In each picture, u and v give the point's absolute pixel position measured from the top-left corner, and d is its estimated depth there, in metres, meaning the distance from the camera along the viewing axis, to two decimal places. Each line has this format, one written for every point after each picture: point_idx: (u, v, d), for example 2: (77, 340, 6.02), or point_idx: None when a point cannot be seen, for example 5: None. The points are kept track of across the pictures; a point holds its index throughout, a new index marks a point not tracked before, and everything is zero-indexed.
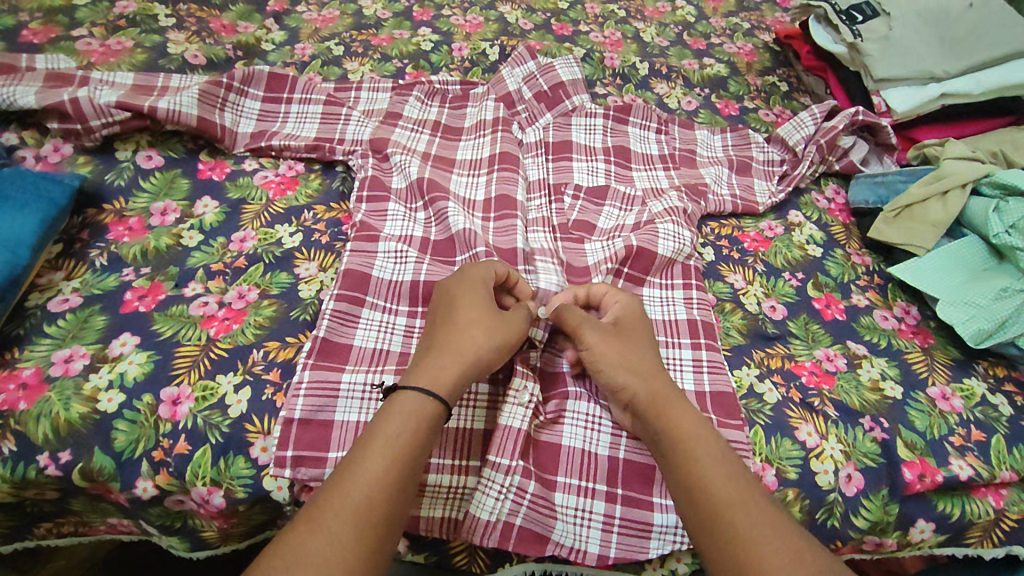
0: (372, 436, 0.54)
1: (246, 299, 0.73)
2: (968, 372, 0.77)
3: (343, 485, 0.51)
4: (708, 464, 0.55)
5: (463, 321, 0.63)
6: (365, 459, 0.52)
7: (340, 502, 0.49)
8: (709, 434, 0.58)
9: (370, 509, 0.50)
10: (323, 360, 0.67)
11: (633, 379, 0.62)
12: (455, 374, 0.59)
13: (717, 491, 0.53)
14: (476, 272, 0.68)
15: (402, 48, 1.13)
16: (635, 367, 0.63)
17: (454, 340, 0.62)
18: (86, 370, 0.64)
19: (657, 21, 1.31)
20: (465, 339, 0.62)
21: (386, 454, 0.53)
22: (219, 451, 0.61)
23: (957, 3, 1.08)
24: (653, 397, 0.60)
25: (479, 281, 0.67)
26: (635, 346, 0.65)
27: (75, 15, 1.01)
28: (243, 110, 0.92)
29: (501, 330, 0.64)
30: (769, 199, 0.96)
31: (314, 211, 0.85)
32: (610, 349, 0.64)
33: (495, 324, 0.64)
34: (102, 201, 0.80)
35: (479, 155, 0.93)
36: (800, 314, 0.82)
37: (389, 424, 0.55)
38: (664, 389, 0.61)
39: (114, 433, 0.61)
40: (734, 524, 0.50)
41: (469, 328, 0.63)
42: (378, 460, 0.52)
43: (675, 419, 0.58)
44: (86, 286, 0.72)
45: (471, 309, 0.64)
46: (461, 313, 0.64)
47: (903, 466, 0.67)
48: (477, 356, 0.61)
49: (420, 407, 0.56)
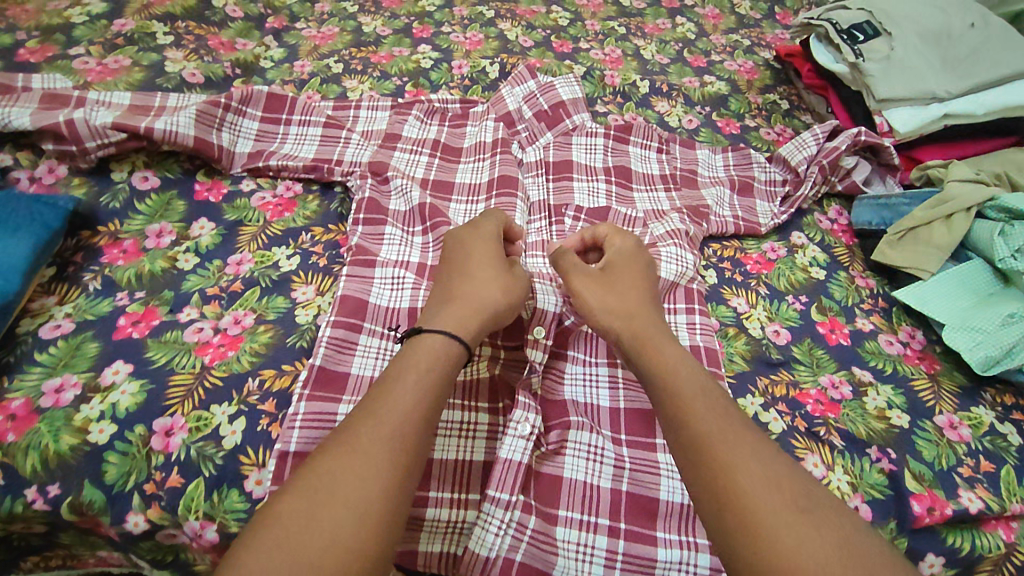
0: (396, 372, 0.55)
1: (241, 325, 0.72)
2: (975, 401, 0.76)
3: (374, 410, 0.52)
4: (698, 397, 0.56)
5: (479, 273, 0.66)
6: (390, 393, 0.53)
7: (370, 431, 0.51)
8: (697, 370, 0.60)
9: (400, 435, 0.51)
10: (319, 391, 0.65)
11: (618, 318, 0.65)
12: (474, 317, 0.61)
13: (703, 421, 0.54)
14: (486, 231, 0.71)
15: (401, 66, 1.13)
16: (619, 306, 0.66)
17: (470, 289, 0.64)
18: (77, 400, 0.62)
19: (657, 38, 1.31)
20: (480, 287, 0.64)
21: (413, 389, 0.54)
22: (212, 484, 0.60)
23: (959, 23, 1.08)
24: (638, 336, 0.63)
25: (490, 238, 0.70)
26: (620, 287, 0.68)
27: (72, 33, 1.00)
28: (240, 130, 0.91)
29: (514, 285, 0.67)
30: (772, 220, 0.95)
31: (312, 233, 0.84)
32: (595, 295, 0.67)
33: (507, 276, 0.67)
34: (97, 223, 0.79)
35: (479, 179, 0.92)
36: (804, 339, 0.81)
37: (411, 361, 0.56)
38: (649, 327, 0.64)
39: (105, 465, 0.60)
40: (720, 452, 0.52)
41: (485, 278, 0.65)
42: (404, 392, 0.54)
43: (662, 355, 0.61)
44: (78, 312, 0.70)
45: (485, 262, 0.67)
46: (475, 266, 0.67)
47: (911, 498, 0.66)
48: (491, 305, 0.63)
49: (440, 345, 0.58)
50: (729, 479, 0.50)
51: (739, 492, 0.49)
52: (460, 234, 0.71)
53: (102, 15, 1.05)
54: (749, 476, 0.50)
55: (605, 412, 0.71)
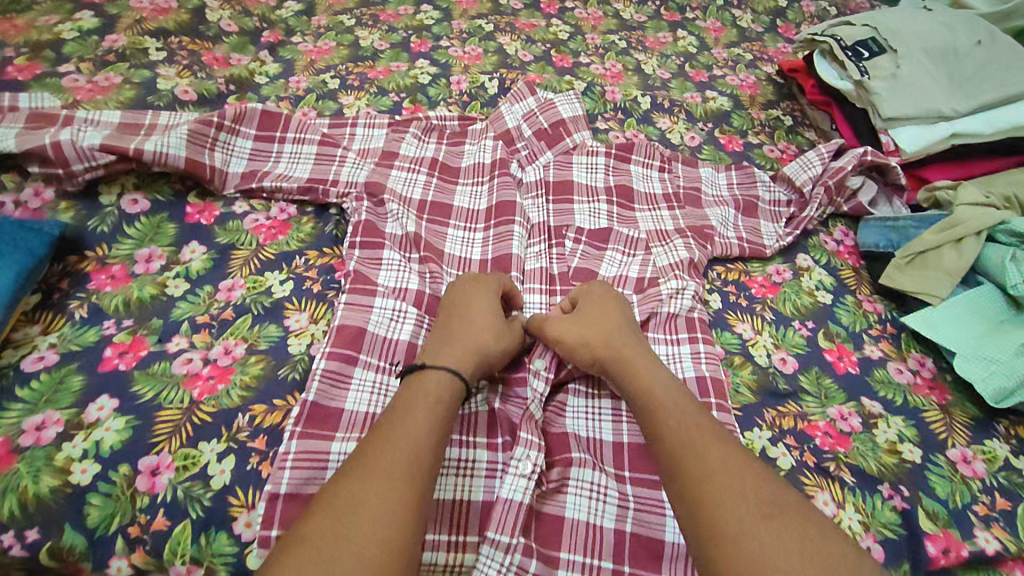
0: (405, 401, 0.58)
1: (232, 355, 0.69)
2: (988, 434, 0.74)
3: (391, 435, 0.54)
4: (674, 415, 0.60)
5: (480, 318, 0.68)
6: (404, 414, 0.56)
7: (387, 449, 0.53)
8: (677, 389, 0.63)
9: (417, 453, 0.53)
10: (312, 428, 0.63)
11: (597, 347, 0.68)
12: (471, 360, 0.64)
13: (680, 437, 0.57)
14: (486, 281, 0.74)
15: (399, 82, 1.10)
16: (594, 336, 0.69)
17: (470, 330, 0.67)
18: (60, 439, 0.60)
19: (658, 52, 1.29)
20: (480, 334, 0.67)
21: (424, 413, 0.57)
22: (199, 527, 0.58)
23: (965, 40, 1.06)
24: (618, 359, 0.67)
25: (491, 287, 0.72)
26: (594, 320, 0.71)
27: (62, 49, 0.98)
28: (233, 149, 0.89)
29: (508, 332, 0.70)
30: (777, 241, 0.93)
31: (306, 256, 0.81)
32: (572, 328, 0.70)
33: (503, 326, 0.70)
34: (84, 248, 0.76)
35: (476, 205, 0.90)
36: (811, 367, 0.79)
37: (417, 391, 0.59)
38: (626, 351, 0.67)
39: (88, 508, 0.57)
40: (695, 467, 0.55)
41: (484, 325, 0.68)
42: (415, 416, 0.56)
43: (643, 376, 0.64)
44: (63, 342, 0.68)
45: (485, 309, 0.69)
46: (477, 311, 0.69)
47: (926, 540, 0.64)
48: (488, 350, 0.67)
49: (443, 382, 0.60)
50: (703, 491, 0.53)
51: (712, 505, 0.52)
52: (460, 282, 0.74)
53: (92, 30, 1.03)
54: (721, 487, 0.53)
55: (609, 447, 0.69)
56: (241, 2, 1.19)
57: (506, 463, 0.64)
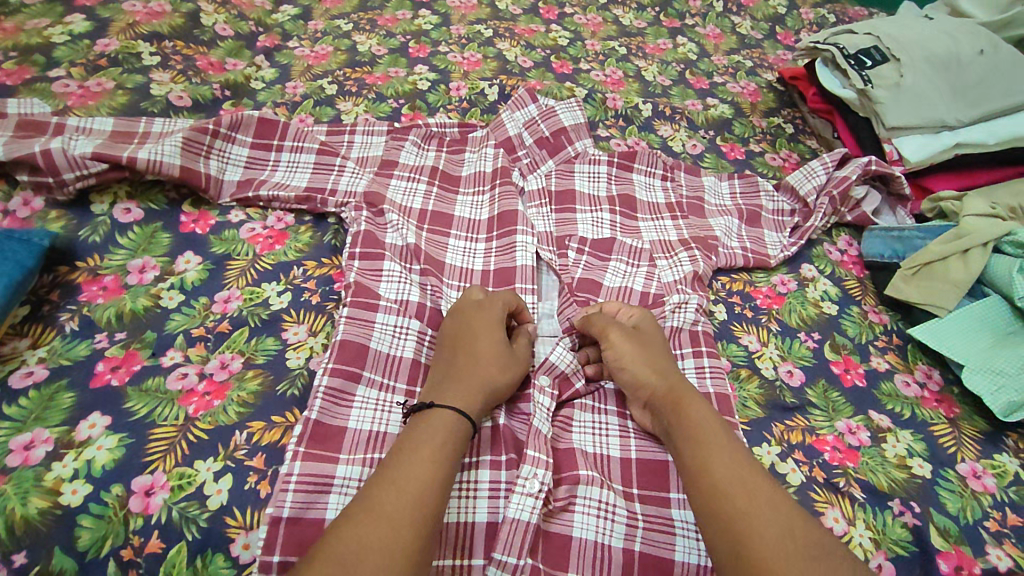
0: (412, 443, 0.56)
1: (229, 370, 0.68)
2: (998, 448, 0.74)
3: (391, 484, 0.52)
4: (723, 449, 0.57)
5: (484, 351, 0.66)
6: (408, 461, 0.54)
7: (391, 499, 0.51)
8: (725, 427, 0.60)
9: (420, 504, 0.52)
10: (314, 448, 0.61)
11: (651, 376, 0.66)
12: (477, 400, 0.62)
13: (725, 476, 0.55)
14: (493, 309, 0.71)
15: (398, 88, 1.09)
16: (656, 367, 0.67)
17: (477, 368, 0.65)
18: (49, 458, 0.58)
19: (658, 59, 1.28)
20: (485, 372, 0.65)
21: (430, 460, 0.55)
22: (195, 548, 0.56)
23: (968, 49, 1.06)
24: (670, 393, 0.64)
25: (496, 315, 0.70)
26: (652, 354, 0.69)
27: (52, 54, 0.96)
28: (229, 157, 0.87)
29: (515, 365, 0.68)
30: (781, 251, 0.92)
31: (304, 267, 0.80)
32: (631, 353, 0.68)
33: (510, 358, 0.67)
34: (75, 258, 0.74)
35: (477, 216, 0.89)
36: (818, 380, 0.78)
37: (425, 433, 0.57)
38: (682, 384, 0.65)
39: (77, 531, 0.54)
40: (741, 506, 0.52)
41: (489, 358, 0.66)
42: (421, 462, 0.54)
43: (690, 409, 0.62)
44: (53, 356, 0.65)
45: (490, 341, 0.67)
46: (481, 343, 0.67)
47: (938, 557, 0.63)
48: (494, 388, 0.64)
49: (451, 425, 0.58)
50: (749, 531, 0.50)
51: (757, 550, 0.49)
52: (469, 309, 0.71)
53: (84, 34, 1.01)
54: (768, 530, 0.50)
55: (617, 463, 0.67)
56: (236, 6, 1.17)
57: (509, 483, 0.63)
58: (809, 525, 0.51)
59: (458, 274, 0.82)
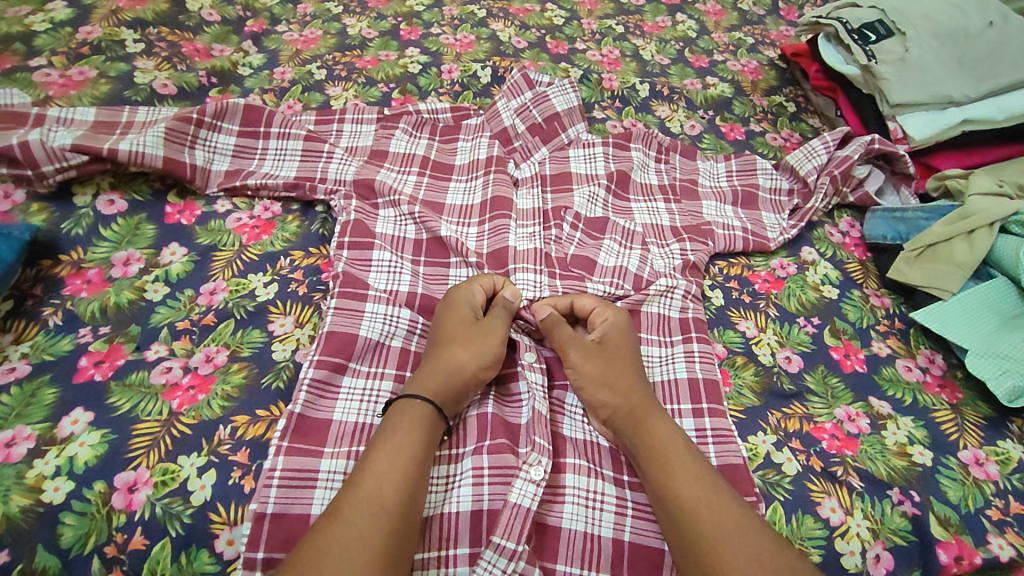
0: (374, 446, 0.56)
1: (213, 363, 0.67)
2: (1002, 434, 0.72)
3: (355, 486, 0.53)
4: (688, 472, 0.57)
5: (449, 336, 0.66)
6: (371, 464, 0.55)
7: (355, 503, 0.52)
8: (689, 445, 0.60)
9: (385, 503, 0.52)
10: (299, 442, 0.61)
11: (612, 395, 0.64)
12: (436, 380, 0.62)
13: (693, 498, 0.56)
14: (461, 293, 0.69)
15: (388, 72, 1.06)
16: (615, 384, 0.65)
17: (441, 354, 0.64)
18: (30, 455, 0.57)
19: (657, 37, 1.24)
20: (446, 356, 0.64)
21: (390, 457, 0.55)
22: (180, 544, 0.55)
23: (977, 21, 1.03)
24: (631, 412, 0.63)
25: (464, 298, 0.69)
26: (617, 366, 0.67)
27: (33, 42, 0.94)
28: (216, 146, 0.85)
29: (484, 343, 0.66)
30: (780, 234, 0.89)
31: (291, 257, 0.78)
32: (593, 368, 0.66)
33: (478, 336, 0.66)
34: (58, 251, 0.73)
35: (470, 201, 0.86)
36: (817, 366, 0.76)
37: (386, 434, 0.57)
38: (644, 402, 0.64)
39: (60, 529, 0.54)
40: (709, 533, 0.53)
41: (454, 342, 0.65)
42: (383, 464, 0.55)
43: (654, 429, 0.61)
44: (36, 352, 0.65)
45: (455, 325, 0.67)
46: (449, 328, 0.67)
47: (937, 547, 0.62)
48: (457, 368, 0.63)
49: (415, 411, 0.59)
50: (718, 556, 0.52)
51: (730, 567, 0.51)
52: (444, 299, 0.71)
53: (66, 21, 0.99)
54: (735, 555, 0.52)
55: (606, 453, 0.66)
56: None
57: (494, 470, 0.62)
58: (774, 541, 0.53)
59: (454, 247, 0.79)
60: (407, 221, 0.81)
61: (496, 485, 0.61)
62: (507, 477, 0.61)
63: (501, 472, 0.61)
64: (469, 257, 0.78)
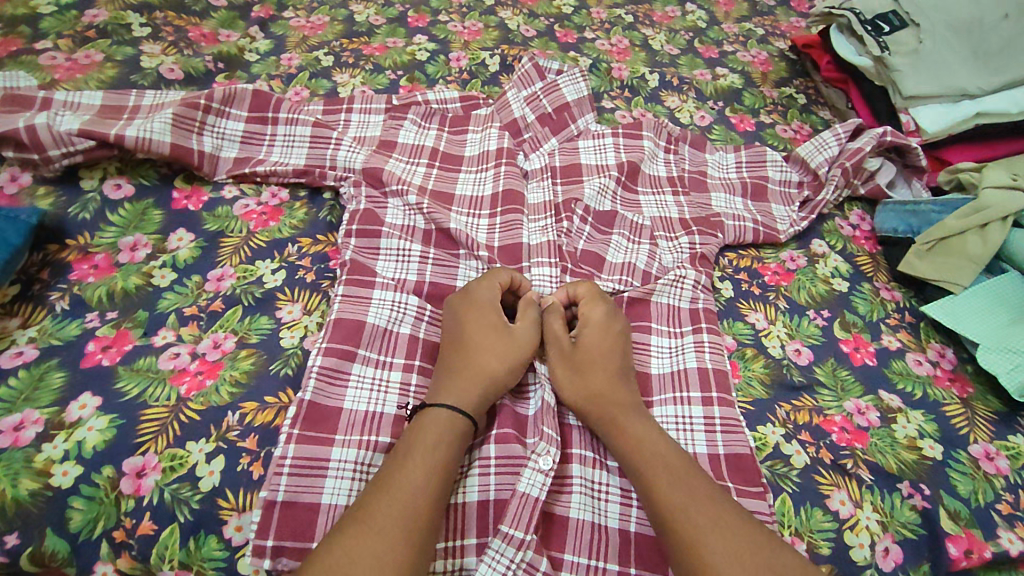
0: (408, 451, 0.56)
1: (221, 349, 0.66)
2: (1012, 429, 0.72)
3: (389, 492, 0.53)
4: (661, 473, 0.57)
5: (479, 342, 0.64)
6: (403, 467, 0.54)
7: (387, 511, 0.51)
8: (664, 444, 0.60)
9: (417, 517, 0.52)
10: (309, 430, 0.60)
11: (582, 397, 0.63)
12: (476, 390, 0.61)
13: (663, 498, 0.55)
14: (483, 295, 0.68)
15: (396, 59, 1.05)
16: (587, 381, 0.64)
17: (473, 361, 0.63)
18: (39, 439, 0.57)
19: (667, 27, 1.23)
20: (480, 364, 0.63)
21: (426, 466, 0.55)
22: (188, 530, 0.55)
23: (991, 12, 1.00)
24: (600, 413, 0.62)
25: (485, 299, 0.67)
26: (589, 358, 0.65)
27: (39, 25, 0.94)
28: (224, 132, 0.84)
29: (518, 351, 0.65)
30: (790, 226, 0.89)
31: (299, 244, 0.78)
32: (565, 368, 0.65)
33: (510, 343, 0.65)
34: (65, 235, 0.73)
35: (480, 193, 0.85)
36: (827, 358, 0.76)
37: (423, 440, 0.57)
38: (614, 401, 0.63)
39: (69, 513, 0.54)
40: (682, 534, 0.53)
41: (485, 350, 0.64)
42: (414, 468, 0.54)
43: (625, 430, 0.61)
44: (43, 336, 0.64)
45: (484, 330, 0.65)
46: (473, 331, 0.65)
47: (947, 540, 0.62)
48: (494, 379, 0.63)
49: (451, 424, 0.58)
50: (690, 558, 0.51)
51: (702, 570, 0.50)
52: (457, 301, 0.68)
53: (72, 4, 0.98)
54: (705, 555, 0.51)
55: None
56: None
57: (501, 460, 0.61)
58: (755, 537, 0.52)
59: (463, 241, 0.77)
60: (416, 212, 0.79)
61: (504, 475, 0.61)
62: (516, 467, 0.61)
63: (508, 462, 0.61)
64: (479, 250, 0.76)
